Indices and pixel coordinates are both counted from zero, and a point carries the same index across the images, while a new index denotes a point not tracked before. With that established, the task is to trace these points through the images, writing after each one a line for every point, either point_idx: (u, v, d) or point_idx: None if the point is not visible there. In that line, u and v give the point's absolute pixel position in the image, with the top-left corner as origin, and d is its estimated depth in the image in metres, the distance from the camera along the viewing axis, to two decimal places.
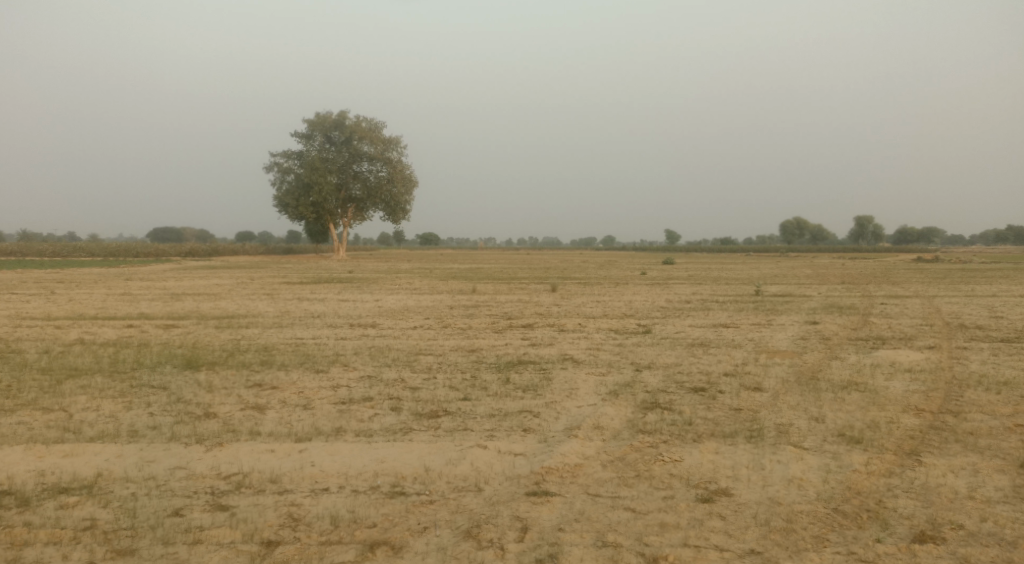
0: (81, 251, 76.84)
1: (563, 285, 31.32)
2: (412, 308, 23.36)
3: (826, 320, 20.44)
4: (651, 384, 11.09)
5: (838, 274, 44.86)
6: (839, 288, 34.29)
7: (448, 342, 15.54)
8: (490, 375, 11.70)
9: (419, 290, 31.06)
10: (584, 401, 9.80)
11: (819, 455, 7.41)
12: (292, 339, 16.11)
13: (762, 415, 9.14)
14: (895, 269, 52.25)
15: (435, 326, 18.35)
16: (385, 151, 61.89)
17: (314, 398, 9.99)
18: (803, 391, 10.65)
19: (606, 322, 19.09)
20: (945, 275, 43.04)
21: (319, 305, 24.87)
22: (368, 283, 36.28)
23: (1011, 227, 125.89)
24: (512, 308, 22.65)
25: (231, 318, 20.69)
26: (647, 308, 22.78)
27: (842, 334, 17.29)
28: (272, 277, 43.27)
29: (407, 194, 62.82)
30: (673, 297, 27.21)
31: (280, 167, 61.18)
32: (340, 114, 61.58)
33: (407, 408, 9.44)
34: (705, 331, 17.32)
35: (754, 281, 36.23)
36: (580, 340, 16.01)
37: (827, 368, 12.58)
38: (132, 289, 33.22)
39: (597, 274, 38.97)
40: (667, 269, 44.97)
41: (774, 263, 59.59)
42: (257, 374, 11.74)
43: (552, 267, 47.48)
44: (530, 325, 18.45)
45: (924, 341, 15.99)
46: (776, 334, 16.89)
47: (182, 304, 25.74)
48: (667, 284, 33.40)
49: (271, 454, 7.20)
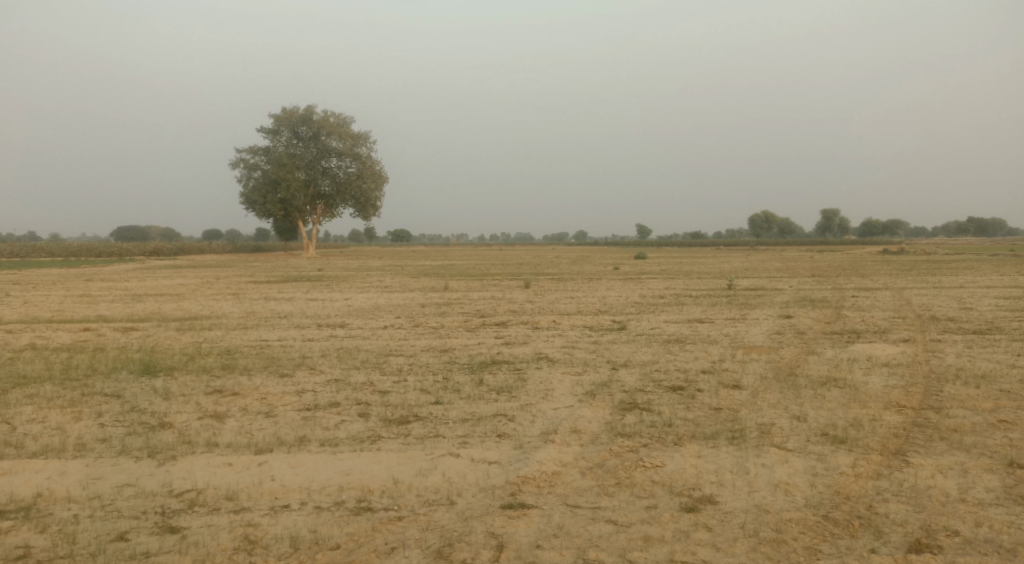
0: (43, 252, 75.21)
1: (535, 281, 31.04)
2: (381, 306, 22.94)
3: (801, 313, 20.32)
4: (628, 383, 10.79)
5: (808, 267, 45.10)
6: (809, 281, 34.32)
7: (419, 341, 15.14)
8: (463, 376, 11.33)
9: (390, 287, 30.62)
10: (560, 403, 9.46)
11: (805, 457, 7.13)
12: (257, 341, 15.64)
13: (743, 415, 8.87)
14: (863, 260, 52.67)
15: (406, 325, 17.94)
16: (353, 147, 61.16)
17: (278, 405, 9.56)
18: (783, 388, 10.41)
19: (580, 319, 18.82)
20: (914, 267, 43.46)
21: (286, 304, 24.37)
22: (338, 282, 35.73)
23: (973, 220, 128.10)
24: (484, 305, 22.31)
25: (194, 320, 20.13)
26: (621, 303, 22.54)
27: (817, 327, 17.14)
28: (239, 276, 42.54)
29: (376, 190, 62.16)
30: (646, 291, 27.03)
31: (246, 164, 60.22)
32: (307, 110, 60.75)
33: (375, 413, 9.05)
34: (680, 327, 17.09)
35: (726, 275, 36.19)
36: (554, 337, 15.70)
37: (804, 363, 12.37)
38: (94, 291, 32.39)
39: (570, 269, 38.75)
40: (639, 263, 44.89)
41: (744, 256, 59.80)
42: (218, 380, 11.28)
43: (524, 262, 47.20)
44: (502, 323, 18.10)
45: (899, 333, 15.88)
46: (752, 329, 16.69)
47: (144, 305, 25.10)
48: (640, 278, 33.23)
49: (228, 468, 6.78)
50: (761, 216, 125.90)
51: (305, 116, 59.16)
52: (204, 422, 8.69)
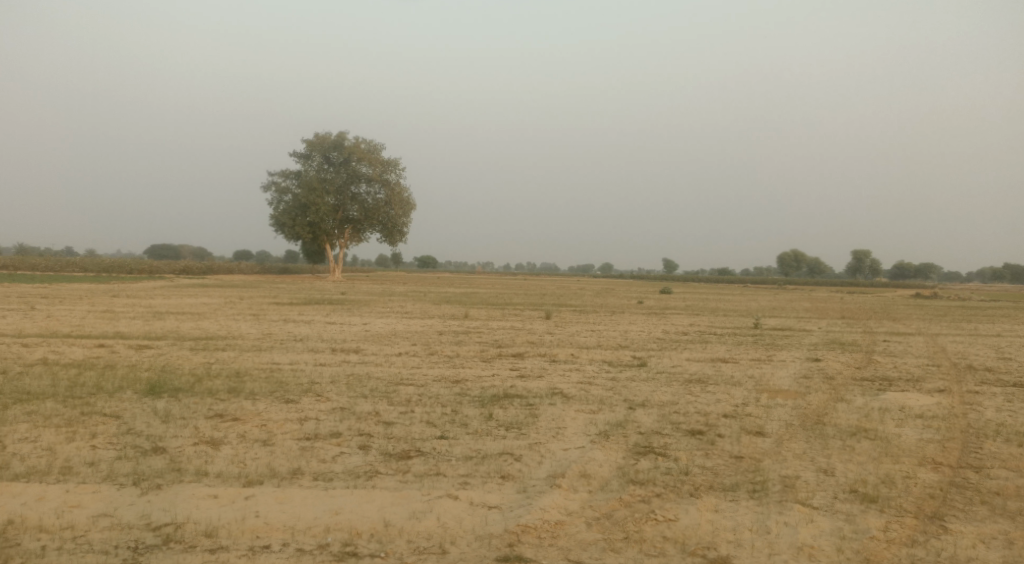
0: (75, 266, 76.05)
1: (557, 313, 30.57)
2: (399, 333, 22.59)
3: (829, 357, 19.66)
4: (645, 425, 10.30)
5: (838, 308, 44.22)
6: (839, 323, 33.50)
7: (432, 371, 14.74)
8: (473, 410, 10.91)
9: (410, 314, 30.30)
10: (571, 443, 9.00)
11: (831, 517, 6.64)
12: (268, 364, 15.33)
13: (765, 465, 8.36)
14: (894, 304, 51.60)
15: (421, 354, 17.56)
16: (384, 173, 61.33)
17: (277, 433, 9.19)
18: (809, 437, 9.87)
19: (600, 353, 18.33)
20: (946, 312, 42.47)
21: (304, 327, 24.11)
22: (359, 306, 35.48)
23: (1008, 266, 125.88)
24: (503, 335, 21.89)
25: (209, 339, 19.92)
26: (643, 339, 22.01)
27: (846, 372, 16.51)
28: (264, 297, 42.54)
29: (405, 217, 62.23)
30: (669, 327, 26.46)
31: (277, 186, 60.58)
32: (339, 135, 61.12)
33: (377, 446, 8.66)
34: (703, 366, 16.54)
35: (753, 313, 35.46)
36: (571, 372, 15.24)
37: (832, 411, 11.80)
38: (116, 306, 32.37)
39: (594, 302, 38.25)
40: (664, 298, 44.29)
41: (773, 295, 58.90)
42: (221, 404, 10.95)
43: (548, 293, 46.83)
44: (519, 355, 17.66)
45: (933, 383, 15.20)
46: (778, 372, 16.10)
47: (162, 323, 24.97)
48: (664, 314, 32.63)
49: (213, 502, 6.42)
50: (790, 255, 124.48)
51: (337, 141, 59.54)
52: (198, 448, 8.33)
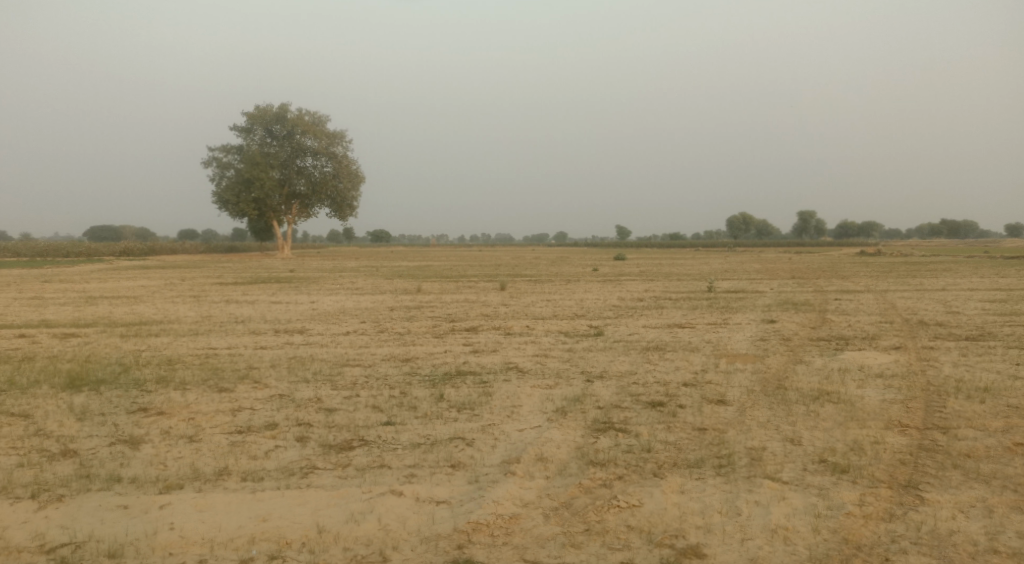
0: (9, 252, 73.15)
1: (511, 283, 29.99)
2: (347, 310, 21.79)
3: (785, 318, 19.43)
4: (603, 399, 9.78)
5: (788, 269, 44.52)
6: (791, 283, 33.56)
7: (379, 350, 14.03)
8: (421, 390, 10.27)
9: (359, 290, 29.44)
10: (525, 423, 8.43)
11: (803, 493, 6.17)
12: (205, 349, 14.46)
13: (730, 437, 7.89)
14: (842, 262, 52.26)
15: (368, 331, 16.82)
16: (329, 145, 59.72)
17: (206, 427, 8.45)
18: (772, 404, 9.45)
19: (554, 324, 17.80)
20: (893, 269, 43.04)
21: (247, 307, 23.13)
22: (306, 284, 34.45)
23: (947, 222, 129.11)
24: (455, 309, 21.25)
25: (144, 325, 18.89)
26: (598, 307, 21.58)
27: (803, 333, 16.24)
28: (207, 277, 41.16)
29: (353, 190, 60.82)
30: (624, 294, 26.06)
31: (219, 162, 58.63)
32: (282, 107, 59.26)
33: (316, 437, 7.97)
34: (659, 333, 16.11)
35: (706, 277, 35.36)
36: (525, 344, 14.66)
37: (793, 374, 11.44)
38: (49, 293, 30.85)
39: (547, 271, 37.79)
40: (617, 265, 44.07)
41: (724, 258, 59.23)
42: (147, 396, 10.14)
43: (501, 263, 46.25)
44: (471, 329, 17.05)
45: (890, 340, 14.97)
46: (735, 335, 15.74)
47: (97, 309, 23.77)
48: (618, 280, 32.24)
49: (122, 513, 5.86)
50: (739, 218, 125.90)
51: (280, 114, 57.76)
52: (113, 449, 7.62)
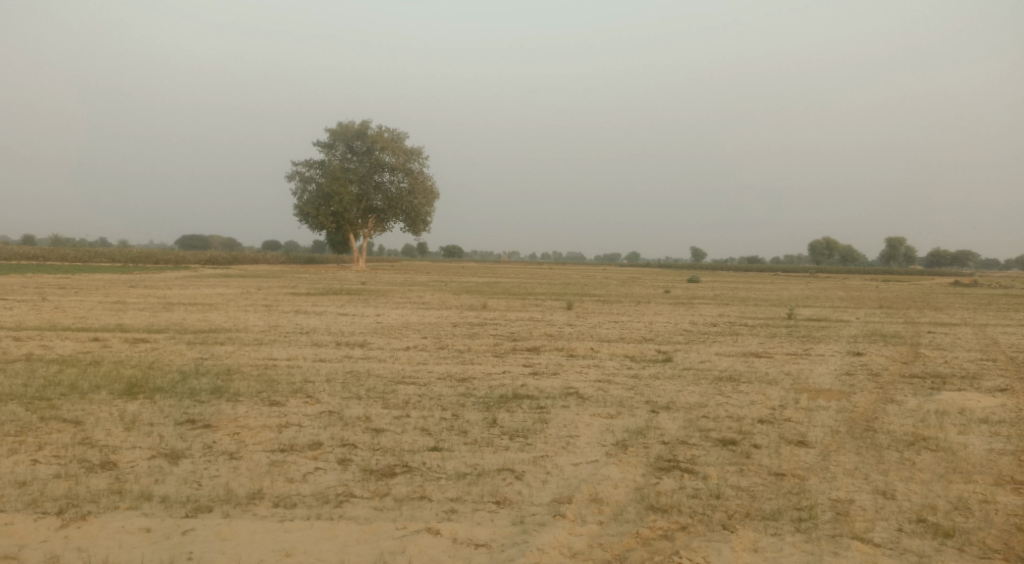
0: (103, 257, 76.00)
1: (580, 303, 29.31)
2: (412, 325, 21.44)
3: (872, 351, 18.20)
4: (669, 433, 9.06)
5: (874, 297, 42.55)
6: (877, 313, 31.84)
7: (438, 368, 13.56)
8: (475, 414, 9.73)
9: (427, 304, 29.16)
10: (582, 456, 7.80)
11: (898, 562, 5.51)
12: (264, 360, 14.24)
13: (811, 486, 7.11)
14: (932, 292, 49.76)
15: (430, 348, 16.40)
16: (406, 162, 60.31)
17: (249, 442, 8.08)
18: (859, 449, 8.60)
19: (621, 347, 17.05)
20: (989, 302, 40.65)
21: (314, 318, 23.03)
22: (375, 297, 34.37)
23: None
24: (520, 327, 20.69)
25: (211, 332, 18.88)
26: (670, 331, 20.71)
27: (892, 369, 15.10)
28: (282, 287, 41.64)
29: (428, 206, 61.19)
30: (698, 318, 25.05)
31: (300, 176, 59.68)
32: (362, 124, 60.20)
33: (358, 460, 7.51)
34: (734, 362, 15.23)
35: (785, 303, 33.91)
36: (590, 368, 13.99)
37: (882, 415, 10.48)
38: (128, 297, 31.46)
39: (619, 291, 36.94)
40: (691, 288, 42.87)
41: (804, 284, 57.05)
42: (197, 407, 9.85)
43: (573, 282, 45.55)
44: (535, 349, 16.44)
45: (990, 381, 13.79)
46: (816, 368, 14.74)
47: (169, 314, 24.02)
48: (691, 304, 31.17)
49: (144, 536, 5.48)
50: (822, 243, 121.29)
51: (360, 130, 58.65)
52: (152, 463, 7.19)
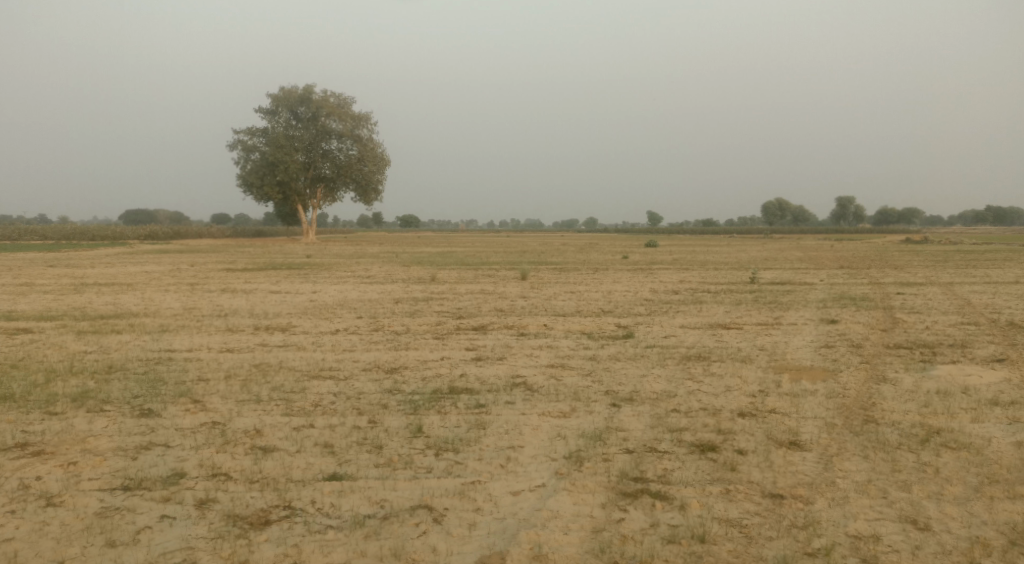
0: (35, 235, 71.95)
1: (535, 273, 27.49)
2: (348, 303, 19.40)
3: (848, 317, 16.74)
4: (634, 437, 7.31)
5: (833, 257, 41.80)
6: (840, 274, 30.61)
7: (364, 356, 11.64)
8: (396, 420, 7.85)
9: (370, 278, 27.10)
10: (524, 480, 6.02)
11: None
12: (160, 352, 12.17)
13: (820, 512, 5.48)
14: (888, 250, 49.10)
15: (362, 331, 14.43)
16: (355, 128, 57.53)
17: (84, 478, 6.15)
18: (866, 449, 6.96)
19: (577, 322, 15.31)
20: (947, 257, 40.09)
21: (240, 298, 20.86)
22: (316, 271, 32.11)
23: (991, 209, 124.13)
24: (467, 302, 18.83)
25: (114, 318, 16.62)
26: (629, 301, 19.02)
27: (874, 338, 13.59)
28: (218, 263, 39.07)
29: (379, 173, 58.65)
30: (658, 285, 23.43)
31: (243, 145, 56.43)
32: (307, 89, 57.21)
33: (223, 501, 5.63)
34: (702, 336, 13.60)
35: (746, 266, 32.47)
36: (541, 349, 12.22)
37: (881, 400, 8.87)
38: (41, 278, 28.73)
39: (575, 258, 35.35)
40: (650, 252, 41.52)
41: (760, 244, 56.28)
42: (44, 423, 7.83)
43: (527, 250, 43.82)
44: (480, 328, 14.58)
45: (984, 349, 12.37)
46: (794, 340, 13.17)
47: (77, 298, 21.58)
48: (650, 270, 29.56)
49: None
50: (775, 203, 121.89)
51: (304, 96, 55.75)
52: None
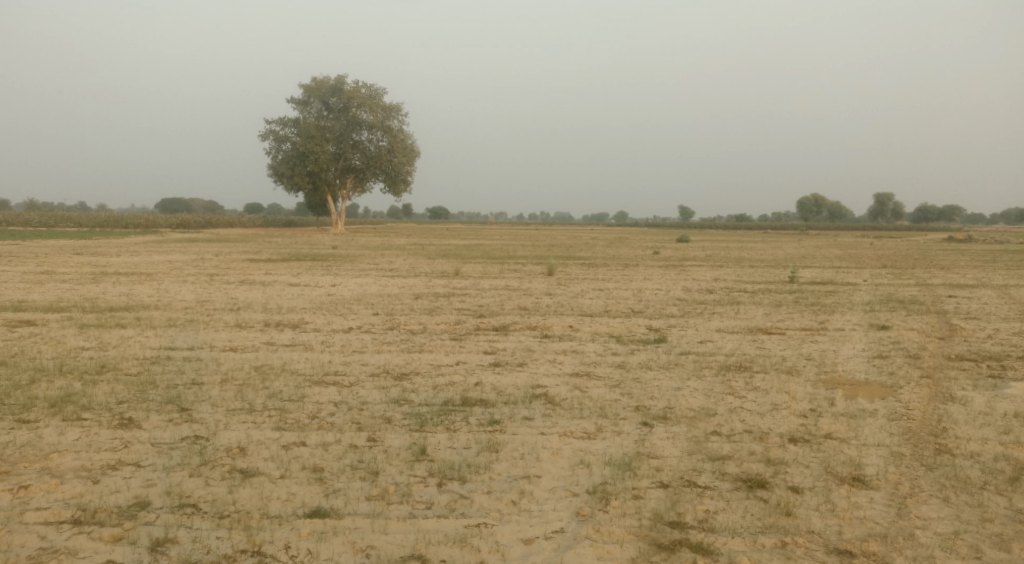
0: (71, 222, 72.16)
1: (563, 268, 26.45)
2: (366, 298, 18.55)
3: (899, 323, 15.55)
4: (669, 466, 6.34)
5: (873, 255, 40.29)
6: (883, 274, 29.22)
7: (374, 359, 10.75)
8: (398, 439, 6.95)
9: (393, 272, 26.24)
10: (541, 527, 5.10)
11: None
12: (160, 350, 11.36)
13: None
14: (929, 249, 47.32)
15: (377, 330, 13.54)
16: (385, 119, 56.81)
17: (32, 508, 5.33)
18: (943, 490, 5.95)
19: (605, 324, 14.31)
20: (994, 258, 38.32)
21: (257, 291, 20.08)
22: (339, 263, 31.38)
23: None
24: (491, 300, 17.92)
25: (123, 311, 15.89)
26: (661, 301, 17.94)
27: (932, 348, 12.45)
28: (243, 254, 38.54)
29: (409, 165, 57.90)
30: (691, 284, 22.29)
31: (274, 135, 55.92)
32: (338, 79, 56.53)
33: (185, 547, 4.78)
34: (741, 341, 12.56)
35: (783, 264, 31.19)
36: (566, 355, 11.25)
37: (951, 425, 7.80)
38: (62, 266, 28.23)
39: (606, 253, 34.26)
40: (681, 248, 40.28)
41: (794, 241, 54.86)
42: (9, 434, 7.02)
43: (557, 244, 42.79)
44: (501, 329, 13.63)
45: None
46: (843, 349, 12.06)
47: (91, 287, 20.94)
48: (683, 266, 28.38)
49: None
50: (811, 199, 119.44)
51: (336, 86, 55.10)
52: None
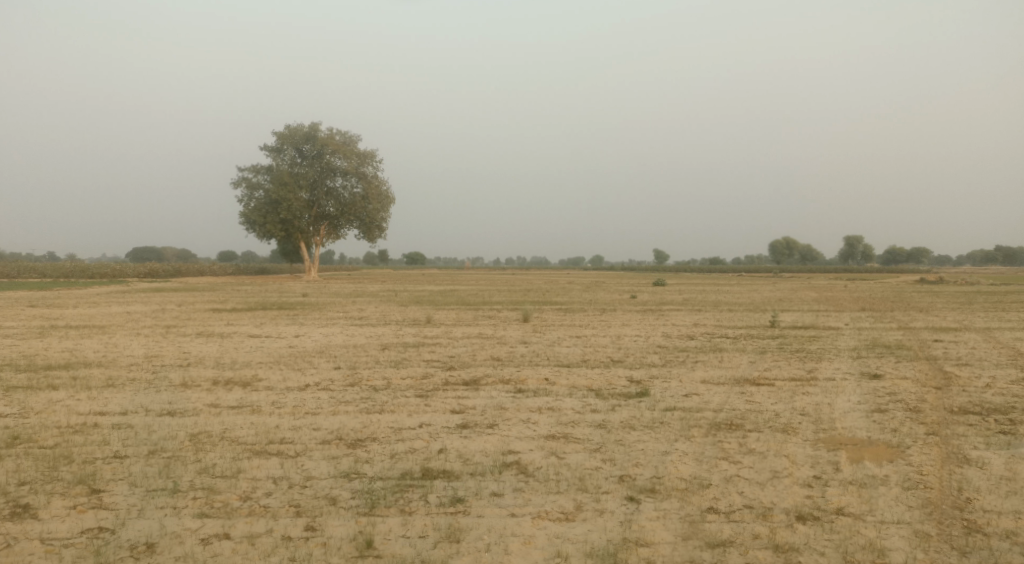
0: (34, 272, 70.14)
1: (539, 314, 25.50)
2: (330, 350, 17.43)
3: (890, 370, 14.76)
4: None
5: (851, 298, 39.88)
6: (864, 317, 28.62)
7: (328, 422, 9.66)
8: (341, 526, 5.90)
9: (361, 320, 25.12)
10: None
11: None
12: (89, 416, 10.18)
13: None
14: (905, 291, 47.07)
15: (337, 387, 12.43)
16: (359, 165, 56.04)
17: None
18: None
19: (583, 376, 13.33)
20: (971, 300, 38.02)
21: (214, 344, 18.87)
22: (307, 311, 30.21)
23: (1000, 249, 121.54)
24: (462, 350, 16.89)
25: (62, 369, 14.63)
26: (641, 349, 17.02)
27: (933, 399, 11.60)
28: (208, 303, 37.17)
29: (383, 211, 57.09)
30: (671, 329, 21.44)
31: (246, 182, 54.86)
32: (312, 126, 55.81)
33: None
34: (730, 394, 11.62)
35: (763, 308, 30.54)
36: (540, 413, 10.22)
37: (974, 494, 6.90)
38: (12, 320, 26.75)
39: (582, 299, 33.42)
40: (658, 291, 39.58)
41: (767, 284, 54.58)
42: None
43: (533, 289, 41.92)
44: (471, 383, 12.59)
45: None
46: (840, 402, 11.16)
47: (36, 343, 19.57)
48: (661, 311, 27.56)
49: None
50: (784, 242, 120.16)
51: (309, 133, 54.37)
52: None
